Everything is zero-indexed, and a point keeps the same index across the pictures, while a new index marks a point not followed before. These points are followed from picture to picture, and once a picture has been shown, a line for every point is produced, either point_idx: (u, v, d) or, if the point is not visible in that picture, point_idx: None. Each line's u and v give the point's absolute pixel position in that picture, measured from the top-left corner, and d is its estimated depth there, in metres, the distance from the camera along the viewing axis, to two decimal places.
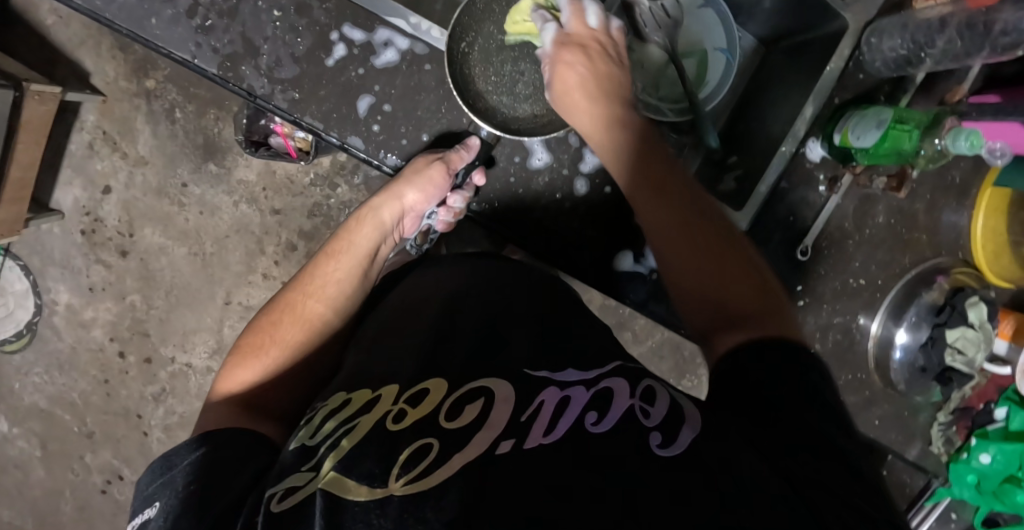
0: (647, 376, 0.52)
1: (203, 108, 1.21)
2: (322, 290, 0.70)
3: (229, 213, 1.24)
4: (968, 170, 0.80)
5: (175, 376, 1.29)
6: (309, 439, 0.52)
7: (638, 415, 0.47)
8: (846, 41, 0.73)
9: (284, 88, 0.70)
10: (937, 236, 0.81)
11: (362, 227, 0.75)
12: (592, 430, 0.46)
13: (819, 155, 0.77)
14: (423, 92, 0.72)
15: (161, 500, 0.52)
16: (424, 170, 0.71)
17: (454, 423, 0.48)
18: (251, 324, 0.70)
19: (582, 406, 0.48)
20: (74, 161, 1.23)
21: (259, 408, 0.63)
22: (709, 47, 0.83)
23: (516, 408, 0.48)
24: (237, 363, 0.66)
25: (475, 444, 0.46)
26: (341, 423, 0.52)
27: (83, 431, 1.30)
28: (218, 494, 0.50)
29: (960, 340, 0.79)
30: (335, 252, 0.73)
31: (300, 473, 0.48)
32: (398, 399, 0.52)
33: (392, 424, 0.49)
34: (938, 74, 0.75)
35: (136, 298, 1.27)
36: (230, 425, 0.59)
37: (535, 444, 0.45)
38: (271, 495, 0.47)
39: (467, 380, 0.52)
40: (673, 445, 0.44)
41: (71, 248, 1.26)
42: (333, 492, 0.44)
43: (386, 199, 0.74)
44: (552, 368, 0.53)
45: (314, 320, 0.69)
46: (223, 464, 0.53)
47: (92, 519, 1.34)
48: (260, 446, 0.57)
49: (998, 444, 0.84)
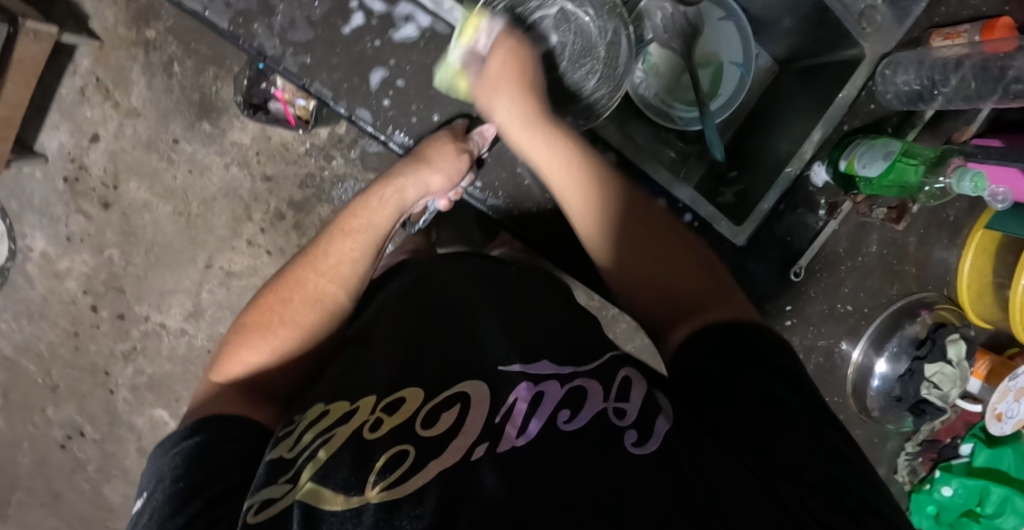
0: (624, 366, 0.52)
1: (202, 65, 1.17)
2: (336, 269, 0.64)
3: (218, 175, 1.22)
4: (962, 210, 0.82)
5: (147, 336, 1.26)
6: (287, 451, 0.49)
7: (610, 416, 0.47)
8: (862, 70, 0.74)
9: (295, 52, 0.66)
10: (925, 271, 0.82)
11: (382, 205, 0.68)
12: (564, 429, 0.46)
13: (823, 180, 0.77)
14: (439, 72, 0.69)
15: (148, 491, 0.51)
16: (454, 159, 0.68)
17: (430, 431, 0.47)
18: (253, 300, 0.65)
19: (556, 403, 0.48)
20: (63, 106, 1.19)
21: (263, 390, 0.60)
22: (725, 60, 0.84)
23: (490, 410, 0.48)
24: (242, 342, 0.61)
25: (452, 451, 0.46)
26: (318, 434, 0.50)
27: (47, 384, 1.27)
28: (209, 489, 0.49)
29: (938, 376, 0.81)
30: (351, 229, 0.66)
31: (277, 484, 0.47)
32: (375, 406, 0.50)
33: (369, 432, 0.48)
34: (946, 114, 0.76)
35: (114, 253, 1.24)
36: (228, 412, 0.56)
37: (508, 447, 0.45)
38: (249, 506, 0.46)
39: (443, 385, 0.51)
40: (652, 440, 0.46)
41: (52, 195, 1.22)
42: (310, 503, 0.44)
43: (411, 178, 0.69)
44: (525, 360, 0.52)
45: (324, 300, 0.63)
46: (217, 459, 0.51)
47: (49, 474, 1.31)
48: (252, 437, 0.55)
49: (960, 479, 0.86)
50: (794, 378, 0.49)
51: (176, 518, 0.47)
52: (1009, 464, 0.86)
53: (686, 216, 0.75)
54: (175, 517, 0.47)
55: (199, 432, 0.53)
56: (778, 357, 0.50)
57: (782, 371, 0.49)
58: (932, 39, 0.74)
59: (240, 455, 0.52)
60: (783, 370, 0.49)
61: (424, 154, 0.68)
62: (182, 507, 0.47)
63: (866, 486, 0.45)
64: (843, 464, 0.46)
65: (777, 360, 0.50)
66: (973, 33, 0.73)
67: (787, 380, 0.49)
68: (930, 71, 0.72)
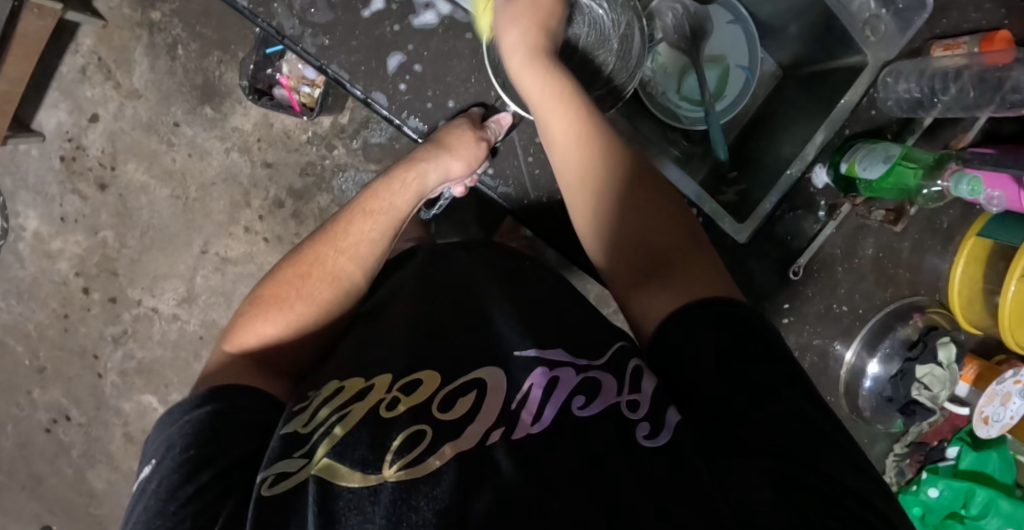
0: (633, 357, 0.51)
1: (207, 49, 1.17)
2: (355, 248, 0.64)
3: (218, 159, 1.21)
4: (956, 218, 0.84)
5: (139, 320, 1.25)
6: (302, 426, 0.49)
7: (623, 410, 0.46)
8: (866, 75, 0.75)
9: (314, 33, 0.67)
10: (918, 275, 0.84)
11: (404, 189, 0.69)
12: (579, 414, 0.46)
13: (823, 182, 0.79)
14: (456, 59, 0.69)
15: (156, 459, 0.50)
16: (472, 146, 0.68)
17: (449, 414, 0.47)
18: (270, 274, 0.65)
19: (570, 390, 0.48)
20: (63, 84, 1.18)
21: (276, 364, 0.60)
22: (732, 63, 0.85)
23: (506, 397, 0.48)
24: (259, 314, 0.62)
25: (467, 436, 0.45)
26: (333, 410, 0.49)
27: (34, 366, 1.26)
28: (222, 459, 0.49)
29: (929, 377, 0.84)
30: (371, 210, 0.67)
31: (292, 458, 0.46)
32: (392, 386, 0.50)
33: (385, 411, 0.48)
34: (944, 122, 0.78)
35: (108, 235, 1.23)
36: (241, 383, 0.56)
37: (524, 434, 0.45)
38: (263, 479, 0.45)
39: (460, 370, 0.51)
40: (664, 430, 0.45)
41: (48, 174, 1.20)
42: (327, 478, 0.44)
43: (432, 165, 0.70)
44: (542, 344, 0.52)
45: (343, 278, 0.63)
46: (228, 431, 0.51)
47: (31, 457, 1.29)
48: (266, 408, 0.55)
49: (946, 480, 0.88)
50: (795, 375, 0.49)
51: (185, 487, 0.47)
52: (993, 467, 0.89)
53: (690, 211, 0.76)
54: (186, 484, 0.47)
55: (209, 403, 0.53)
56: (775, 351, 0.49)
57: (785, 370, 0.48)
58: (933, 50, 0.76)
59: (258, 429, 0.53)
60: (787, 370, 0.49)
61: (443, 142, 0.68)
62: (192, 476, 0.47)
63: (865, 485, 0.44)
64: (847, 462, 0.45)
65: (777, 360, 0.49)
66: (973, 45, 0.74)
67: (790, 379, 0.48)
68: (930, 80, 0.74)
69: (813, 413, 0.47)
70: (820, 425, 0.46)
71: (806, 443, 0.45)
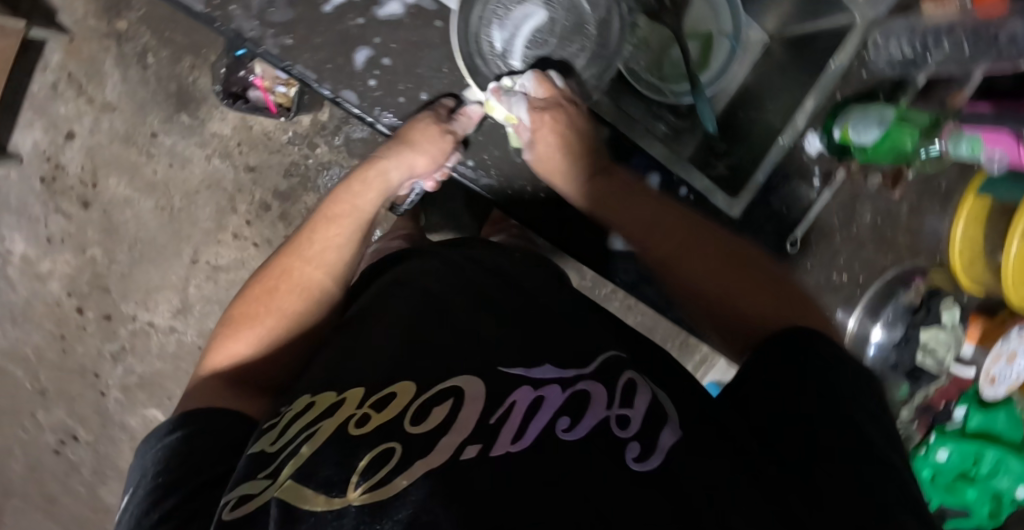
0: (628, 368, 0.51)
1: (178, 54, 1.14)
2: (322, 256, 0.63)
3: (200, 167, 1.19)
4: (954, 176, 0.81)
5: (136, 335, 1.24)
6: (270, 445, 0.47)
7: (613, 427, 0.45)
8: (853, 38, 0.73)
9: (276, 33, 0.64)
10: (916, 241, 0.81)
11: (365, 188, 0.68)
12: (564, 437, 0.44)
13: (816, 149, 0.76)
14: (426, 49, 0.67)
15: (133, 487, 0.50)
16: (432, 138, 0.67)
17: (420, 428, 0.44)
18: (240, 292, 0.63)
19: (555, 409, 0.45)
20: (36, 103, 1.15)
21: (253, 382, 0.59)
22: (715, 30, 0.81)
23: (485, 409, 0.45)
24: (231, 333, 0.60)
25: (440, 450, 0.43)
26: (302, 427, 0.47)
27: (35, 389, 1.25)
28: (191, 480, 0.47)
29: (933, 341, 0.82)
30: (336, 215, 0.66)
31: (256, 480, 0.45)
32: (364, 400, 0.47)
33: (354, 428, 0.45)
34: (938, 79, 0.76)
35: (97, 252, 1.21)
36: (216, 404, 0.54)
37: (503, 452, 0.42)
38: (226, 502, 0.44)
39: (438, 377, 0.48)
40: (655, 453, 0.43)
41: (29, 196, 1.18)
42: (289, 501, 0.41)
43: (394, 161, 0.69)
44: (527, 363, 0.49)
45: (313, 287, 0.62)
46: (196, 454, 0.49)
47: (42, 479, 1.29)
48: (235, 426, 0.53)
49: (955, 442, 0.87)
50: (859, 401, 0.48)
51: (151, 513, 0.46)
52: (1000, 426, 0.89)
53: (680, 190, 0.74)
54: (155, 509, 0.46)
55: (181, 427, 0.51)
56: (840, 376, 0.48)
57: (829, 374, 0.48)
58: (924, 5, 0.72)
59: (220, 450, 0.50)
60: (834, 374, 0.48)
61: (405, 136, 0.67)
62: (159, 501, 0.46)
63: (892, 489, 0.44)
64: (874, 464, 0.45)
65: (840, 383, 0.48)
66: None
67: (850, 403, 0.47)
68: (922, 37, 0.71)
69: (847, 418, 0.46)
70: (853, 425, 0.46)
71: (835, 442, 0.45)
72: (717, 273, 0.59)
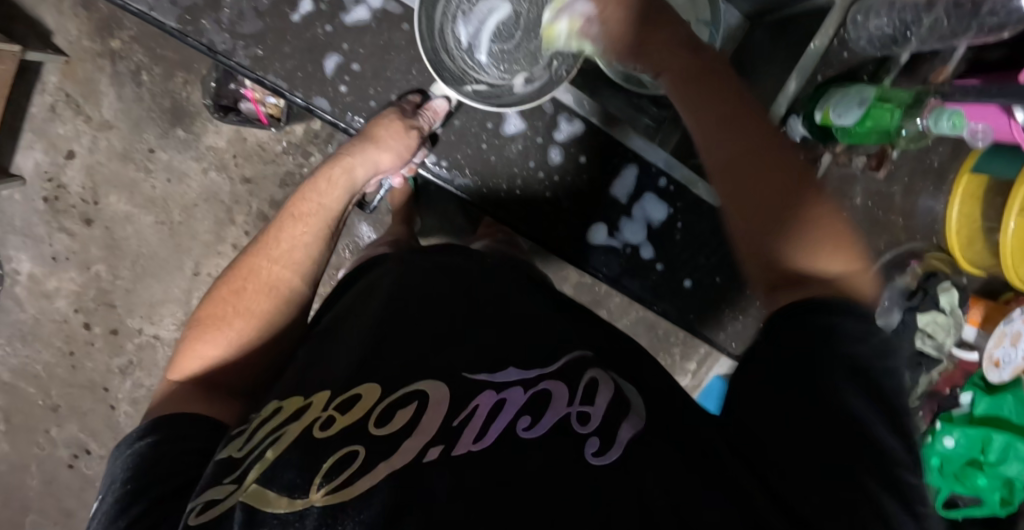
0: (590, 368, 0.49)
1: (170, 71, 1.16)
2: (289, 255, 0.63)
3: (197, 180, 1.21)
4: (947, 155, 0.79)
5: (142, 349, 1.26)
6: (236, 451, 0.47)
7: (574, 423, 0.44)
8: (834, 16, 0.71)
9: (246, 44, 0.65)
10: (912, 221, 0.79)
11: (332, 186, 0.67)
12: (523, 436, 0.43)
13: (800, 134, 0.76)
14: (394, 53, 0.67)
15: (101, 494, 0.50)
16: (400, 134, 0.66)
17: (384, 430, 0.44)
18: (206, 295, 0.62)
19: (517, 409, 0.45)
20: (35, 125, 1.18)
21: (225, 386, 0.58)
22: (694, 18, 0.80)
23: (448, 413, 0.45)
24: (197, 336, 0.59)
25: (402, 452, 0.43)
26: (269, 432, 0.47)
27: (47, 405, 1.28)
28: (157, 488, 0.47)
29: (931, 325, 0.82)
30: (302, 214, 0.65)
31: (221, 485, 0.44)
32: (329, 402, 0.48)
33: (319, 431, 0.45)
34: (921, 55, 0.74)
35: (101, 268, 1.23)
36: (182, 408, 0.54)
37: (464, 451, 0.43)
38: (192, 508, 0.44)
39: (403, 380, 0.48)
40: (613, 448, 0.43)
41: (33, 216, 1.21)
42: (253, 504, 0.42)
43: (360, 158, 0.67)
44: (491, 367, 0.49)
45: (281, 286, 0.62)
46: (164, 461, 0.49)
47: (58, 494, 1.32)
48: (204, 431, 0.52)
49: (962, 429, 0.85)
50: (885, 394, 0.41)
51: (119, 520, 0.46)
52: (1011, 411, 0.85)
53: (660, 181, 0.71)
54: (122, 515, 0.46)
55: (150, 433, 0.51)
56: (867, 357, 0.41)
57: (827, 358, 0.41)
58: None
59: (190, 456, 0.50)
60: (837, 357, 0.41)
61: (371, 134, 0.66)
62: (126, 508, 0.46)
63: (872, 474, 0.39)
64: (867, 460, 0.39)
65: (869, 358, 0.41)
66: None
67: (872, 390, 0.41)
68: (901, 12, 0.69)
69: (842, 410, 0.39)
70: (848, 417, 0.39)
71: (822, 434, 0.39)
72: (768, 183, 0.47)
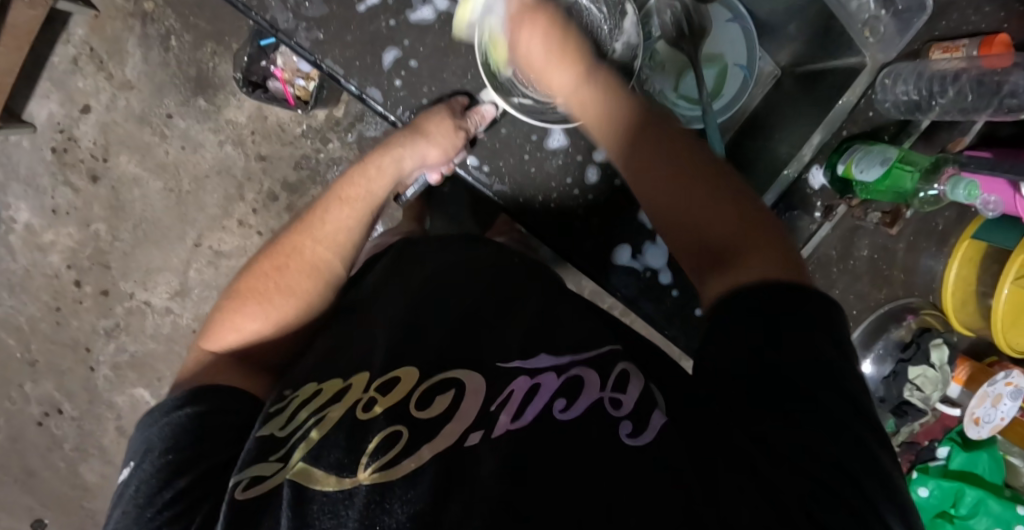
0: (622, 359, 0.51)
1: (200, 40, 1.16)
2: (332, 236, 0.65)
3: (211, 152, 1.20)
4: (951, 219, 0.83)
5: (132, 313, 1.24)
6: (279, 429, 0.49)
7: (606, 407, 0.46)
8: (863, 79, 0.73)
9: (308, 27, 0.66)
10: (912, 277, 0.84)
11: (380, 174, 0.70)
12: (559, 418, 0.45)
13: (819, 183, 0.78)
14: (451, 55, 0.69)
15: (136, 461, 0.52)
16: (447, 132, 0.67)
17: (425, 413, 0.47)
18: (248, 267, 0.65)
19: (551, 392, 0.47)
20: (54, 75, 1.16)
21: (259, 360, 0.62)
22: (730, 61, 0.83)
23: (485, 399, 0.47)
24: (238, 308, 0.62)
25: (444, 437, 0.45)
26: (312, 412, 0.50)
27: (25, 359, 1.25)
28: (201, 461, 0.50)
29: (921, 378, 0.85)
30: (349, 197, 0.67)
31: (267, 462, 0.47)
32: (369, 386, 0.50)
33: (361, 412, 0.48)
34: (941, 124, 0.78)
35: (101, 227, 1.21)
36: (221, 382, 0.57)
37: (503, 432, 0.45)
38: (237, 482, 0.46)
39: (438, 367, 0.50)
40: (647, 430, 0.45)
41: (39, 165, 1.19)
42: (300, 482, 0.44)
43: (408, 150, 0.70)
44: (523, 356, 0.51)
45: (323, 268, 0.64)
46: (206, 433, 0.52)
47: (24, 451, 1.29)
48: (243, 407, 0.56)
49: (936, 480, 0.91)
50: (856, 396, 0.43)
51: (164, 492, 0.48)
52: (982, 467, 0.91)
53: None
54: (166, 486, 0.48)
55: (190, 405, 0.54)
56: (830, 359, 0.43)
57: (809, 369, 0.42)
58: (932, 52, 0.75)
59: (231, 430, 0.54)
60: (815, 355, 0.43)
61: (420, 127, 0.68)
62: (170, 481, 0.49)
63: (871, 475, 0.41)
64: (855, 456, 0.41)
65: (829, 353, 0.43)
66: (972, 48, 0.73)
67: (845, 395, 0.42)
68: (928, 82, 0.74)
69: (824, 409, 0.42)
70: (837, 419, 0.41)
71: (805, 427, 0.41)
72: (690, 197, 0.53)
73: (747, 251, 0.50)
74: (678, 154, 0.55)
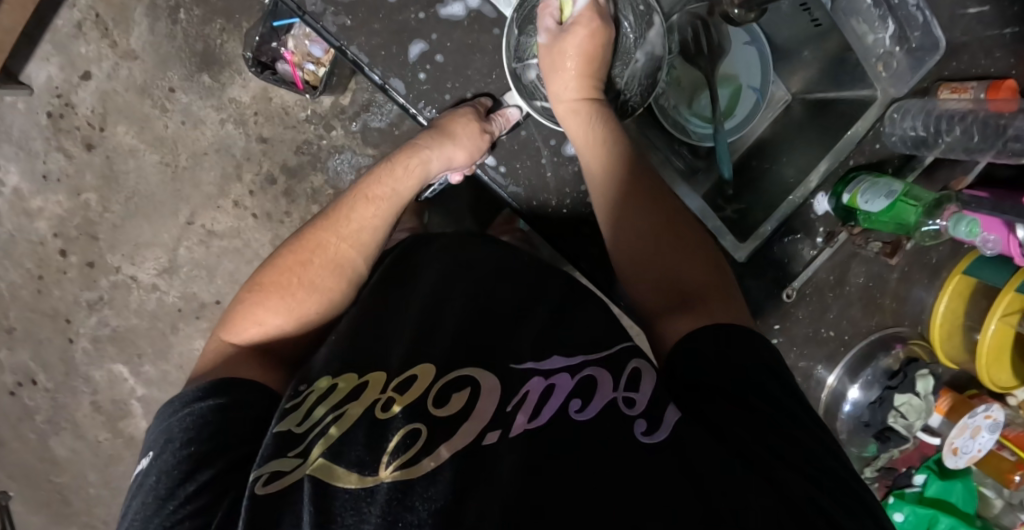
0: (636, 357, 0.53)
1: (210, 15, 1.14)
2: (357, 235, 0.65)
3: (212, 129, 1.18)
4: (945, 254, 0.86)
5: (117, 287, 1.21)
6: (296, 425, 0.48)
7: (620, 406, 0.47)
8: (874, 110, 0.76)
9: (337, 12, 0.66)
10: (903, 307, 0.86)
11: (406, 174, 0.69)
12: (576, 418, 0.47)
13: (823, 210, 0.80)
14: (478, 52, 0.69)
15: (156, 451, 0.52)
16: (475, 135, 0.66)
17: (444, 411, 0.47)
18: (270, 259, 0.65)
19: (566, 392, 0.49)
20: (57, 38, 1.13)
21: (277, 355, 0.61)
22: (744, 83, 0.86)
23: (501, 399, 0.48)
24: (259, 302, 0.62)
25: (463, 434, 0.45)
26: (329, 409, 0.49)
27: (2, 326, 1.22)
28: (222, 454, 0.50)
29: (906, 406, 0.86)
30: (374, 196, 0.67)
31: (285, 458, 0.46)
32: (386, 385, 0.50)
33: (381, 411, 0.48)
34: (943, 161, 0.80)
35: (91, 197, 1.19)
36: (242, 375, 0.57)
37: (520, 431, 0.46)
38: (257, 477, 0.45)
39: (455, 364, 0.51)
40: (661, 428, 0.46)
41: (32, 129, 1.16)
42: (323, 479, 0.43)
43: (435, 153, 0.69)
44: (537, 357, 0.52)
45: (345, 265, 0.64)
46: (227, 426, 0.52)
47: None
48: (263, 402, 0.56)
49: (911, 506, 0.93)
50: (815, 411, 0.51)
51: (185, 486, 0.48)
52: (954, 496, 0.95)
53: None
54: (189, 478, 0.49)
55: (211, 397, 0.54)
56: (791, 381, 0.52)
57: (783, 386, 0.50)
58: (941, 91, 0.77)
59: (251, 424, 0.53)
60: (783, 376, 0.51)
61: (448, 130, 0.67)
62: (191, 475, 0.49)
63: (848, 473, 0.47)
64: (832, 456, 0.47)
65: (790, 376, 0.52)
66: (979, 91, 0.75)
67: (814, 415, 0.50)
68: (936, 120, 0.75)
69: (803, 417, 0.49)
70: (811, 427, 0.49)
71: (794, 432, 0.47)
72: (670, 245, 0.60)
73: (710, 302, 0.56)
74: (665, 205, 0.62)
